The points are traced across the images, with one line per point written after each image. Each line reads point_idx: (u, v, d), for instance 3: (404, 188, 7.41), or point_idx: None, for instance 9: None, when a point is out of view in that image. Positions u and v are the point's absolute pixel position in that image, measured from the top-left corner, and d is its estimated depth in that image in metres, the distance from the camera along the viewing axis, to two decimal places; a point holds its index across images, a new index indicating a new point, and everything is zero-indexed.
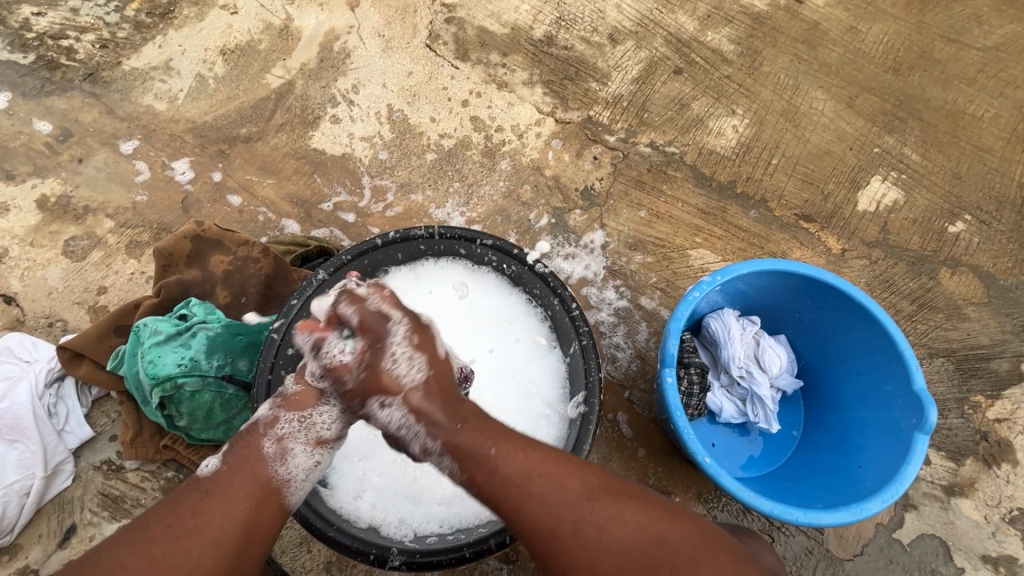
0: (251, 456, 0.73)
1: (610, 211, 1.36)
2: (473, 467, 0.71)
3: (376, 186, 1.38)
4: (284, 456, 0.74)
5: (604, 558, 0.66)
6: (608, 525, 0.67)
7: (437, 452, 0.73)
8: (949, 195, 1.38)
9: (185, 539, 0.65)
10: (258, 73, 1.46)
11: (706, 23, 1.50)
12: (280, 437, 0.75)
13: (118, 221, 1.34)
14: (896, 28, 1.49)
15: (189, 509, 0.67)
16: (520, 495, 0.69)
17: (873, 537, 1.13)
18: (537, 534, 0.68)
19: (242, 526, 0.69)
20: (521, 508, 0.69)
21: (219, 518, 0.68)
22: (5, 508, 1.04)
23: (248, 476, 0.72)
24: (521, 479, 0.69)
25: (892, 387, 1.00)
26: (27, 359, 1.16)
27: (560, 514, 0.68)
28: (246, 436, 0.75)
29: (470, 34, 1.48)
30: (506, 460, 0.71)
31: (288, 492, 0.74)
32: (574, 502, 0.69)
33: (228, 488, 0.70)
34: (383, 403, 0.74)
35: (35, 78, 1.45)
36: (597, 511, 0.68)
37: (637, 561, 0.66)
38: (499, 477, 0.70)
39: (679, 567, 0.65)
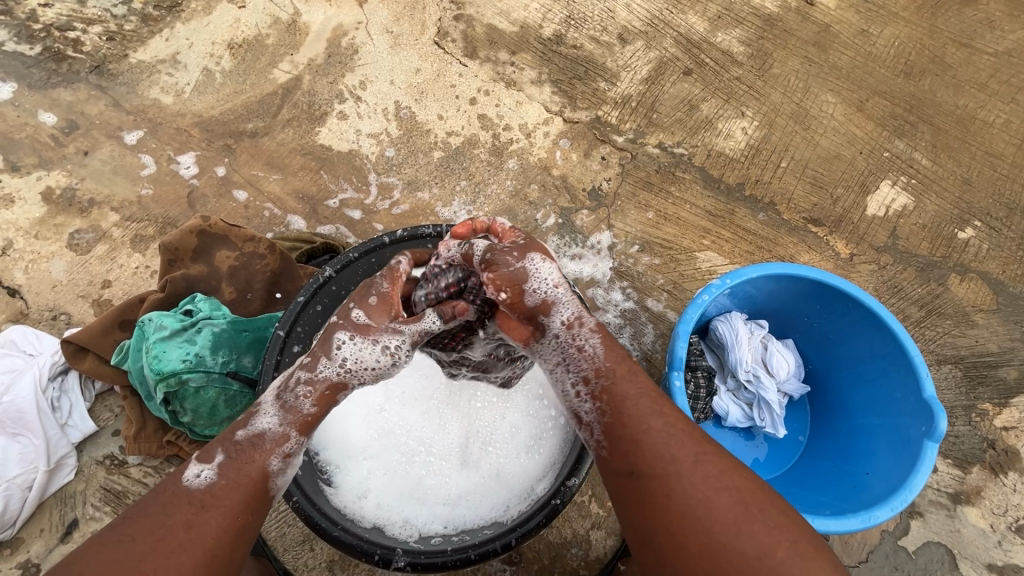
0: (249, 468, 0.69)
1: (618, 212, 1.35)
2: (616, 364, 0.77)
3: (382, 184, 1.37)
4: (287, 470, 0.73)
5: (721, 496, 0.64)
6: (728, 472, 0.66)
7: (590, 330, 0.79)
8: (959, 201, 1.37)
9: (176, 556, 0.60)
10: (266, 68, 1.45)
11: (716, 24, 1.49)
12: (290, 453, 0.73)
13: (123, 215, 1.33)
14: (908, 32, 1.48)
15: (181, 522, 0.62)
16: (646, 413, 0.71)
17: (878, 544, 1.13)
18: (653, 452, 0.68)
19: (237, 536, 0.65)
20: (643, 423, 0.70)
21: (216, 529, 0.63)
22: (6, 501, 1.03)
23: (245, 487, 0.68)
24: (651, 401, 0.72)
25: (901, 394, 0.99)
26: (30, 352, 1.16)
27: (683, 443, 0.68)
28: (249, 449, 0.71)
29: (479, 32, 1.47)
30: (641, 384, 0.75)
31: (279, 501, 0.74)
32: (697, 442, 0.68)
33: (222, 500, 0.66)
34: (543, 260, 0.80)
35: (42, 70, 1.44)
36: (718, 462, 0.67)
37: (756, 519, 0.62)
38: (626, 390, 0.73)
39: (800, 547, 0.60)
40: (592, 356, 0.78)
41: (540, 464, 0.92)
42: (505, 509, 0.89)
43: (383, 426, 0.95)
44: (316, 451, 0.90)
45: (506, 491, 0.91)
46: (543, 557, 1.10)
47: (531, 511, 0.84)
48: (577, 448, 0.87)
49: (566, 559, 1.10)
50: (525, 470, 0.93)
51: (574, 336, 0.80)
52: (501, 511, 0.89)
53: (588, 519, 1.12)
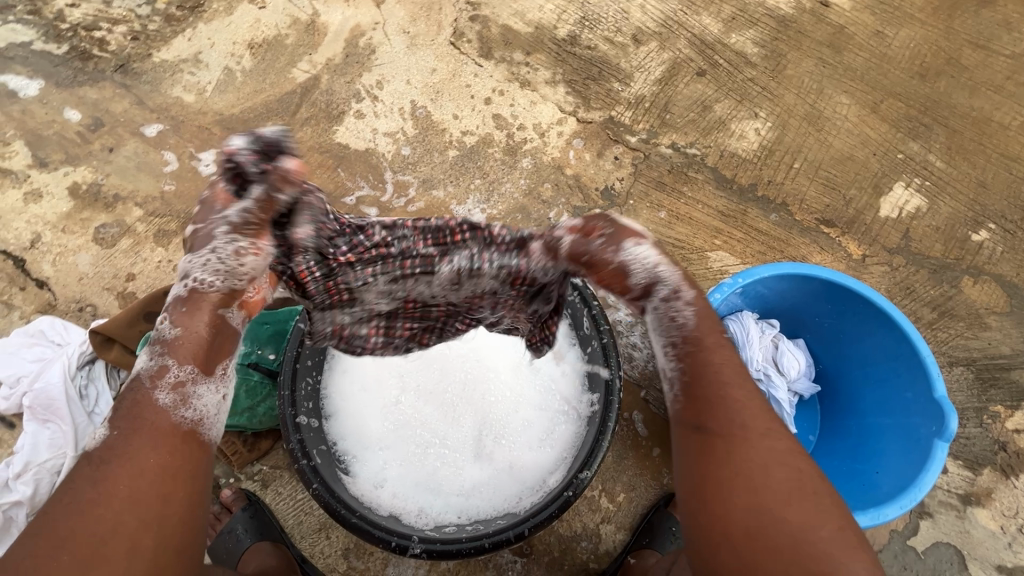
0: (141, 409, 0.60)
1: (630, 212, 1.36)
2: (704, 333, 0.67)
3: (398, 181, 1.39)
4: (186, 400, 0.62)
5: (781, 468, 0.59)
6: (798, 451, 0.60)
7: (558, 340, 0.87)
8: (973, 203, 1.37)
9: (90, 511, 0.53)
10: (285, 67, 1.48)
11: (730, 25, 1.50)
12: (176, 382, 0.62)
13: (146, 210, 1.37)
14: (924, 33, 1.48)
15: (87, 479, 0.55)
16: (716, 373, 0.65)
17: (887, 543, 1.13)
18: (719, 412, 0.62)
19: (160, 479, 0.57)
20: (722, 389, 0.64)
21: (126, 477, 0.55)
22: (37, 484, 1.06)
23: (145, 429, 0.59)
24: (733, 369, 0.65)
25: (912, 394, 1.00)
26: (58, 342, 1.19)
27: (756, 412, 0.62)
28: (132, 392, 0.61)
29: (495, 33, 1.49)
30: (722, 350, 0.67)
31: (206, 430, 0.63)
32: (773, 417, 0.63)
33: (121, 446, 0.57)
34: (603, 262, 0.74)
35: (69, 68, 1.48)
36: (787, 439, 0.61)
37: (810, 497, 0.57)
38: (719, 355, 0.66)
39: (851, 535, 0.56)
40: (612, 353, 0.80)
41: (552, 458, 0.94)
42: (517, 500, 0.90)
43: (400, 419, 1.00)
44: (335, 441, 0.93)
45: (519, 483, 0.93)
46: (553, 550, 1.12)
47: (546, 500, 0.86)
48: (586, 446, 0.89)
49: (576, 553, 1.12)
50: (538, 463, 0.95)
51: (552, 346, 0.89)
52: (513, 502, 0.90)
53: (598, 513, 1.14)
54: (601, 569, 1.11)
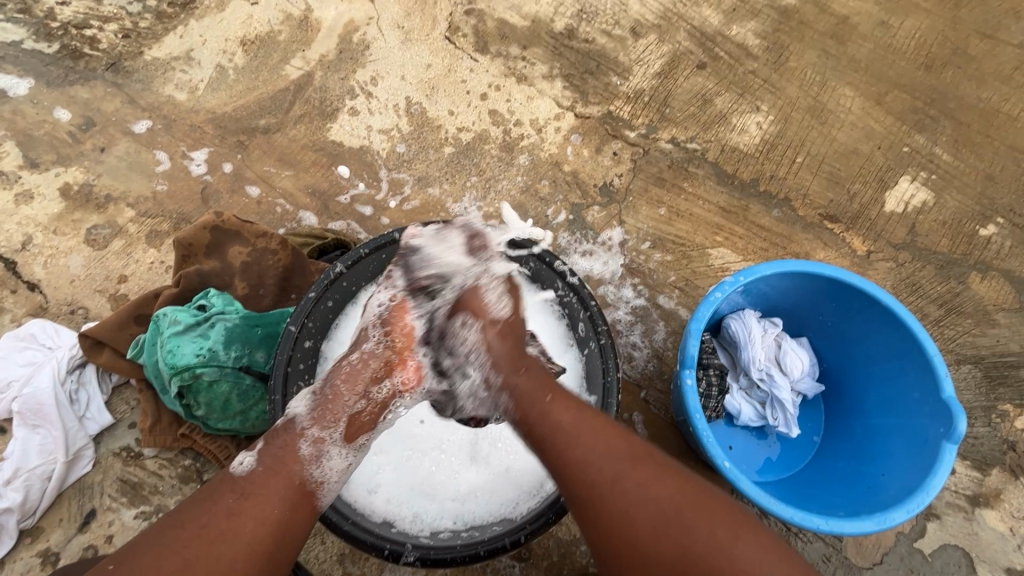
0: (285, 457, 0.72)
1: (629, 208, 1.34)
2: (527, 410, 0.76)
3: (393, 179, 1.37)
4: (320, 458, 0.74)
5: (596, 455, 0.70)
6: (609, 438, 0.72)
7: (497, 386, 0.79)
8: (981, 196, 1.33)
9: (218, 543, 0.62)
10: (278, 64, 1.45)
11: (731, 16, 1.46)
12: (317, 438, 0.75)
13: (138, 210, 1.35)
14: (930, 23, 1.44)
15: (223, 510, 0.65)
16: (561, 440, 0.72)
17: (893, 546, 1.11)
18: (545, 434, 0.73)
19: (275, 531, 0.67)
20: (545, 414, 0.74)
21: (253, 521, 0.66)
22: (27, 492, 1.06)
23: (282, 477, 0.71)
24: (570, 416, 0.73)
25: (919, 395, 0.97)
26: (49, 345, 1.18)
27: (565, 416, 0.74)
28: (281, 435, 0.74)
29: (490, 27, 1.46)
30: (557, 410, 0.75)
31: (321, 495, 0.74)
32: (585, 418, 0.74)
33: (259, 489, 0.69)
34: (466, 323, 0.82)
35: (60, 67, 1.46)
36: (637, 474, 0.68)
37: (634, 479, 0.68)
38: (522, 385, 0.78)
39: (679, 492, 0.67)
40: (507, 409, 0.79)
41: None
42: (513, 506, 0.89)
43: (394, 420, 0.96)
44: None
45: (516, 487, 0.91)
46: (552, 554, 1.10)
47: (541, 507, 0.85)
48: None
49: (575, 557, 1.10)
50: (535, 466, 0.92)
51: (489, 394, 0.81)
52: (509, 507, 0.89)
53: None
54: None
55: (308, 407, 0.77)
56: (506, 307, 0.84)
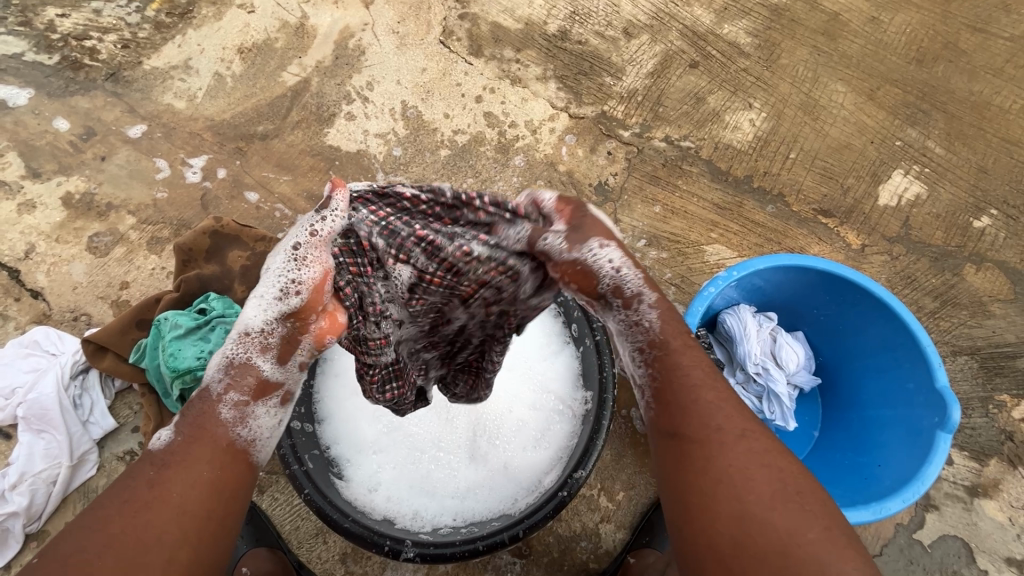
0: (208, 421, 0.59)
1: (624, 207, 1.35)
2: (671, 335, 0.65)
3: (390, 182, 1.39)
4: (246, 419, 0.61)
5: (726, 405, 0.62)
6: (774, 453, 0.59)
7: (648, 305, 0.64)
8: (974, 189, 1.34)
9: (143, 514, 0.52)
10: (275, 71, 1.47)
11: (722, 15, 1.48)
12: (241, 401, 0.61)
13: (139, 217, 1.37)
14: (920, 18, 1.45)
15: (142, 482, 0.54)
16: (692, 377, 0.63)
17: (893, 537, 1.11)
18: (696, 420, 0.60)
19: (209, 492, 0.56)
20: (692, 392, 0.62)
21: (182, 485, 0.55)
22: (32, 495, 1.07)
23: (206, 441, 0.58)
24: (704, 368, 0.63)
25: (914, 385, 0.98)
26: (52, 351, 1.19)
27: (732, 414, 0.61)
28: (199, 402, 0.61)
29: (484, 30, 1.48)
30: (694, 349, 0.65)
31: (256, 454, 0.62)
32: (746, 417, 0.62)
33: (183, 456, 0.56)
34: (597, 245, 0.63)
35: (60, 78, 1.48)
36: (765, 440, 0.59)
37: (792, 499, 0.55)
38: (681, 356, 0.64)
39: (835, 537, 0.54)
40: (648, 330, 0.65)
41: (547, 458, 0.93)
42: (513, 501, 0.89)
43: (394, 421, 0.98)
44: (329, 446, 0.93)
45: (515, 485, 0.92)
46: (552, 551, 1.11)
47: (540, 501, 0.84)
48: (579, 451, 0.86)
49: (576, 553, 1.11)
50: (533, 464, 0.94)
51: (622, 315, 0.66)
52: (509, 503, 0.89)
53: (597, 512, 1.12)
54: (601, 569, 1.10)
55: (221, 376, 0.62)
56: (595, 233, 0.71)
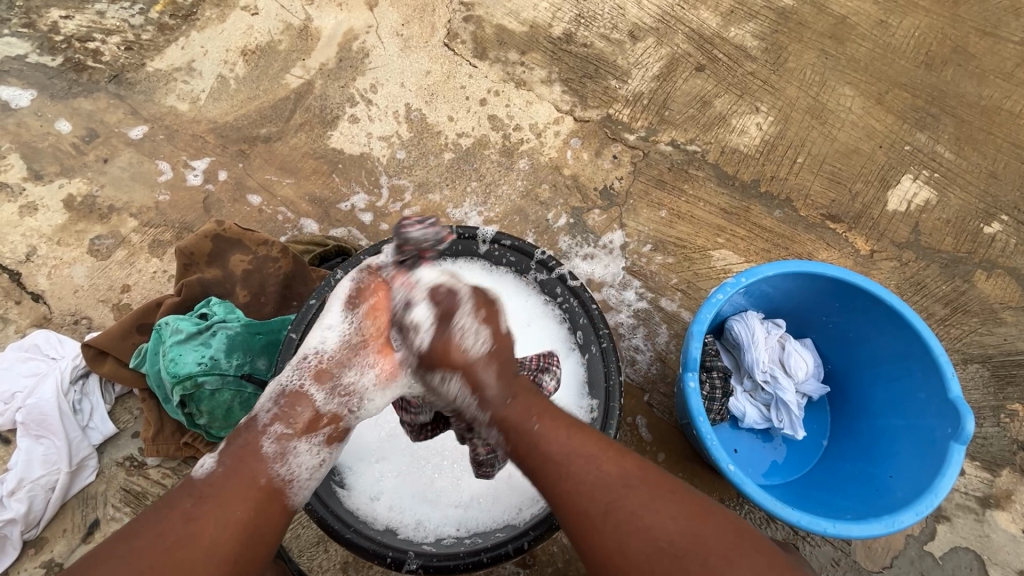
0: (250, 457, 0.66)
1: (630, 211, 1.33)
2: (517, 442, 0.66)
3: (393, 186, 1.38)
4: (285, 455, 0.68)
5: (588, 482, 0.62)
6: (641, 513, 0.59)
7: (487, 427, 0.69)
8: (984, 194, 1.33)
9: (178, 551, 0.57)
10: (279, 73, 1.46)
11: (729, 18, 1.47)
12: (282, 435, 0.68)
13: (141, 220, 1.36)
14: (929, 21, 1.44)
15: (181, 515, 0.60)
16: (548, 464, 0.64)
17: (903, 549, 1.09)
18: (568, 512, 0.62)
19: (241, 533, 0.61)
20: (553, 483, 0.63)
21: (216, 525, 0.60)
22: (31, 502, 1.06)
23: (242, 477, 0.64)
24: (561, 448, 0.64)
25: (926, 395, 0.96)
26: (52, 356, 1.18)
27: (595, 492, 0.61)
28: (244, 433, 0.68)
29: (489, 33, 1.47)
30: (548, 433, 0.65)
31: (292, 493, 0.68)
32: (609, 484, 0.62)
33: (221, 490, 0.63)
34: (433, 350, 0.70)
35: (63, 80, 1.47)
36: (631, 502, 0.60)
37: (669, 559, 0.57)
38: (533, 450, 0.65)
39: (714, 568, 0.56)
40: (501, 445, 0.68)
41: None
42: (517, 511, 0.88)
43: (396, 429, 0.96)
44: None
45: (519, 494, 0.90)
46: (557, 561, 1.09)
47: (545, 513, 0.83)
48: None
49: (580, 563, 1.09)
50: None
51: (484, 432, 0.71)
52: (513, 514, 0.88)
53: None
54: None
55: (272, 407, 0.71)
56: (483, 342, 0.69)
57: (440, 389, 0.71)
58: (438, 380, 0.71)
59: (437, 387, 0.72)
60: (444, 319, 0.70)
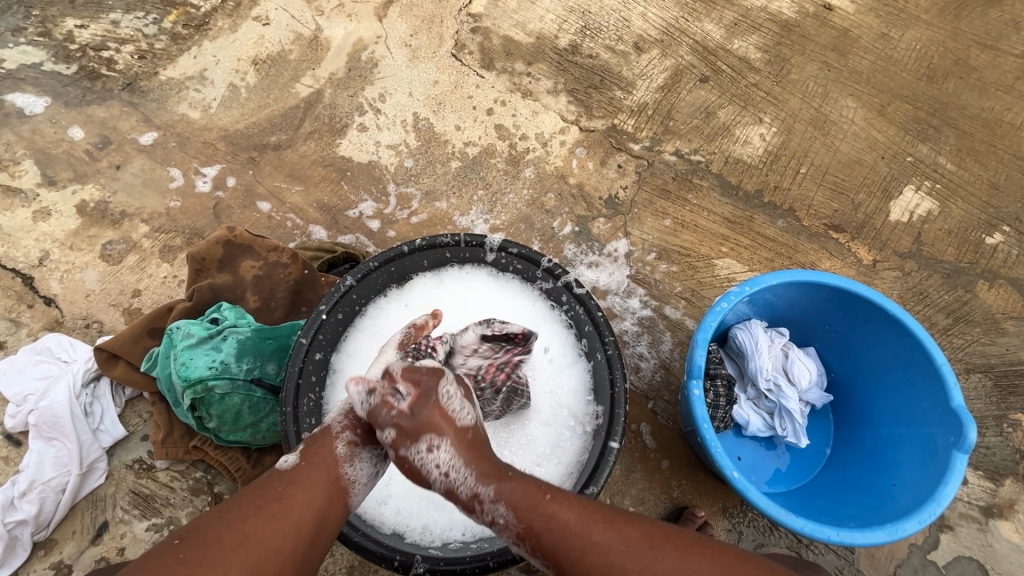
0: (326, 454, 0.76)
1: (634, 220, 1.35)
2: (529, 518, 0.69)
3: (401, 194, 1.40)
4: (353, 459, 0.77)
5: (614, 554, 0.64)
6: (677, 573, 0.62)
7: (491, 501, 0.71)
8: (986, 205, 1.34)
9: (271, 522, 0.67)
10: (289, 83, 1.49)
11: (732, 31, 1.49)
12: (351, 440, 0.78)
13: (152, 226, 1.38)
14: (930, 35, 1.46)
15: (273, 495, 0.70)
16: (574, 545, 0.66)
17: (906, 558, 1.10)
18: None
19: (319, 516, 0.71)
20: (582, 559, 0.65)
21: (300, 505, 0.70)
22: (41, 504, 1.07)
23: (324, 468, 0.75)
24: (576, 528, 0.67)
25: (928, 404, 0.97)
26: (64, 358, 1.20)
27: (626, 562, 0.64)
28: (321, 437, 0.78)
29: (496, 44, 1.50)
30: (561, 511, 0.68)
31: (353, 494, 0.76)
32: (636, 552, 0.64)
33: (306, 478, 0.73)
34: (432, 444, 0.75)
35: (77, 88, 1.50)
36: (664, 563, 0.63)
37: None
38: (552, 530, 0.67)
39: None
40: (507, 524, 0.70)
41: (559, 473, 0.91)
42: None
43: None
44: None
45: None
46: None
47: None
48: (594, 460, 0.87)
49: None
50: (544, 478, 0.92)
51: (479, 514, 0.72)
52: None
53: None
54: None
55: (342, 418, 0.80)
56: (469, 413, 0.78)
57: (431, 467, 0.74)
58: (426, 456, 0.74)
59: (424, 467, 0.74)
60: (432, 401, 0.77)
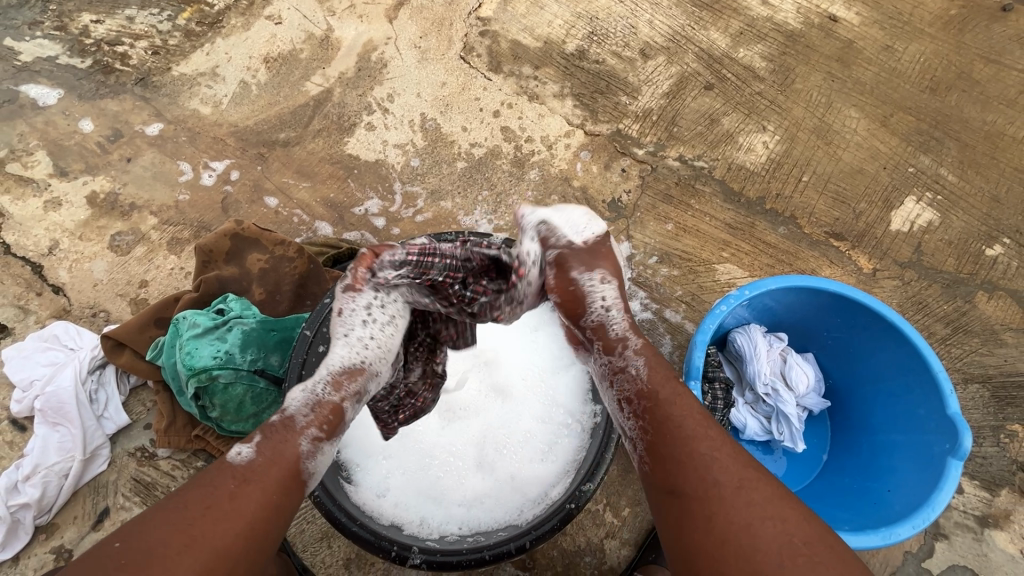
0: (284, 447, 0.71)
1: (637, 224, 1.36)
2: (660, 387, 0.76)
3: (406, 193, 1.41)
4: (317, 454, 0.73)
5: (721, 458, 0.67)
6: (775, 502, 0.63)
7: (636, 350, 0.81)
8: (987, 217, 1.35)
9: (223, 521, 0.61)
10: (299, 81, 1.51)
11: (737, 40, 1.51)
12: (317, 437, 0.74)
13: (160, 218, 1.40)
14: (934, 48, 1.47)
15: (224, 493, 0.63)
16: (687, 431, 0.70)
17: (901, 566, 1.10)
18: (696, 472, 0.67)
19: (273, 515, 0.65)
20: (689, 444, 0.69)
21: (255, 504, 0.64)
22: (44, 488, 1.08)
23: (281, 465, 0.69)
24: (696, 419, 0.71)
25: (925, 411, 0.98)
26: (71, 346, 1.22)
27: (728, 468, 0.66)
28: (281, 431, 0.72)
29: (504, 47, 1.52)
30: (686, 402, 0.74)
31: (311, 485, 0.72)
32: (744, 469, 0.66)
33: (261, 475, 0.67)
34: (603, 282, 0.86)
35: (91, 82, 1.53)
36: (764, 491, 0.65)
37: (800, 554, 0.59)
38: (674, 408, 0.73)
39: None
40: (637, 377, 0.78)
41: (554, 472, 0.92)
42: (518, 513, 0.89)
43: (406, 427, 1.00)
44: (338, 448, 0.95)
45: (521, 496, 0.91)
46: (555, 565, 1.11)
47: (548, 513, 0.84)
48: (591, 460, 0.87)
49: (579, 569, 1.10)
50: (539, 476, 0.93)
51: (621, 355, 0.81)
52: (515, 515, 0.89)
53: (602, 528, 1.12)
54: None
55: (307, 412, 0.76)
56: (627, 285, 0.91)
57: (599, 296, 0.85)
58: (596, 285, 0.86)
59: (591, 295, 0.85)
60: (608, 256, 0.89)
